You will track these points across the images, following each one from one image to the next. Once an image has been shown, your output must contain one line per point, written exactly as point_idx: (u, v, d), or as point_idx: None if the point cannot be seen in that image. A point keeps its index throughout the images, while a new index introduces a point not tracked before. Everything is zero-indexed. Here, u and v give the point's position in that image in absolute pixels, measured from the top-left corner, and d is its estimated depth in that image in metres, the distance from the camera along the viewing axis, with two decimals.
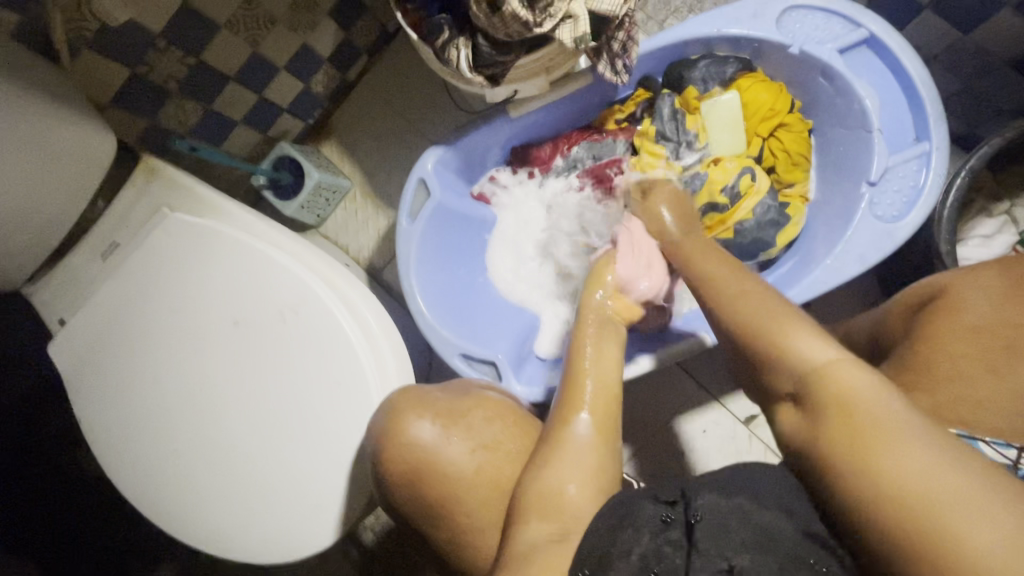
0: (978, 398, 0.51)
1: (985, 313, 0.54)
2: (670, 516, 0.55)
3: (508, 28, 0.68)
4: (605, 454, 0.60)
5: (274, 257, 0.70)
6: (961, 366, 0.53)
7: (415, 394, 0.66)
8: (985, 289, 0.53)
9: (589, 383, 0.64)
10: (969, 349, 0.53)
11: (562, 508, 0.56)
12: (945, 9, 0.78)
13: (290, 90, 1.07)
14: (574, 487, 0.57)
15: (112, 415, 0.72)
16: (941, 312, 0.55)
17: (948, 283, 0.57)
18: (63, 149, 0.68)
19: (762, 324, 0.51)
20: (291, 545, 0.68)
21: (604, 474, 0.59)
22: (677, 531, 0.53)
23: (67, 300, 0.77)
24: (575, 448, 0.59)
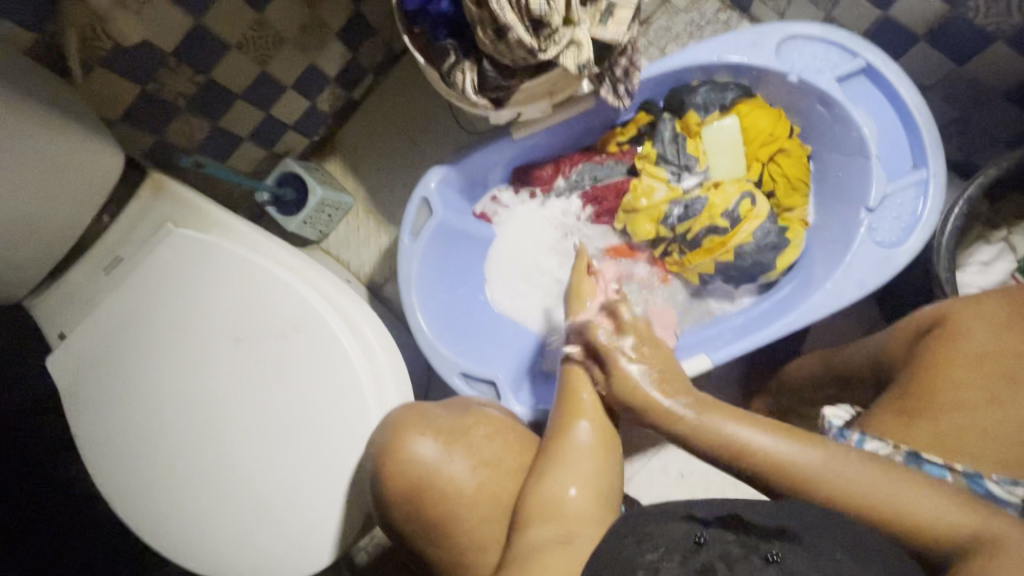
0: (978, 427, 0.52)
1: (987, 344, 0.54)
2: (704, 537, 0.50)
3: (513, 53, 0.69)
4: (604, 458, 0.63)
5: (277, 276, 0.70)
6: (962, 397, 0.53)
7: (415, 411, 0.65)
8: (986, 321, 0.55)
9: (582, 401, 0.66)
10: (971, 380, 0.53)
11: (564, 510, 0.59)
12: (941, 42, 0.80)
13: (297, 108, 1.09)
14: (577, 491, 0.60)
15: (108, 432, 0.72)
16: (943, 342, 0.56)
17: (950, 312, 0.57)
18: (71, 162, 0.69)
19: (869, 492, 0.50)
20: (285, 566, 0.67)
21: (604, 475, 0.62)
22: (703, 551, 0.48)
23: (68, 313, 0.76)
24: (575, 454, 0.62)
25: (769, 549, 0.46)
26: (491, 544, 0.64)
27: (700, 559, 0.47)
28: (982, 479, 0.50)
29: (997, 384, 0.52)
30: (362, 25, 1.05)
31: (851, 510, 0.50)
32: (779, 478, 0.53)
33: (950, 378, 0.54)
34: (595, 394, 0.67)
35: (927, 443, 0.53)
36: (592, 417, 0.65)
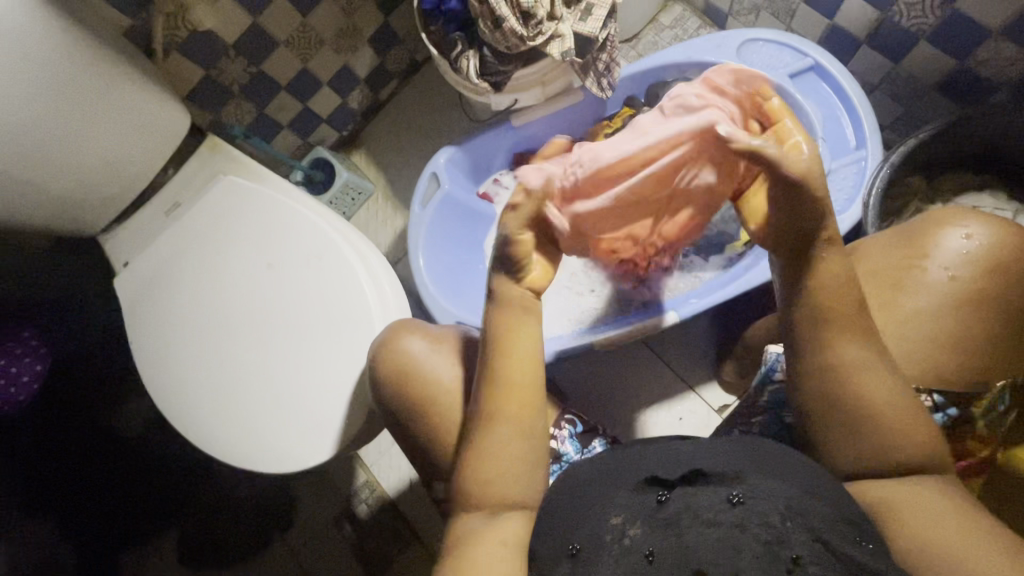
0: (870, 328, 0.63)
1: (881, 262, 0.66)
2: (666, 495, 0.55)
3: (507, 41, 0.85)
4: (523, 447, 0.61)
5: (306, 215, 0.85)
6: (859, 304, 0.65)
7: (394, 344, 0.74)
8: (884, 244, 0.68)
9: (508, 370, 0.60)
10: (868, 290, 0.66)
11: (489, 494, 0.60)
12: (878, 42, 0.93)
13: (330, 103, 1.27)
14: (502, 474, 0.60)
15: (156, 341, 0.85)
16: (850, 265, 0.69)
17: (858, 244, 0.71)
18: (148, 119, 0.86)
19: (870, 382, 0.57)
20: (294, 456, 0.79)
21: (526, 446, 0.61)
22: (666, 509, 0.54)
23: (133, 248, 0.92)
24: (494, 437, 0.60)
25: (730, 491, 0.54)
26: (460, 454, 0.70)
27: (664, 515, 0.53)
28: None
29: (889, 291, 0.65)
30: (390, 34, 1.24)
31: (862, 401, 0.57)
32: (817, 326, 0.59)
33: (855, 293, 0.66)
34: (524, 356, 0.61)
35: None
36: (510, 392, 0.60)
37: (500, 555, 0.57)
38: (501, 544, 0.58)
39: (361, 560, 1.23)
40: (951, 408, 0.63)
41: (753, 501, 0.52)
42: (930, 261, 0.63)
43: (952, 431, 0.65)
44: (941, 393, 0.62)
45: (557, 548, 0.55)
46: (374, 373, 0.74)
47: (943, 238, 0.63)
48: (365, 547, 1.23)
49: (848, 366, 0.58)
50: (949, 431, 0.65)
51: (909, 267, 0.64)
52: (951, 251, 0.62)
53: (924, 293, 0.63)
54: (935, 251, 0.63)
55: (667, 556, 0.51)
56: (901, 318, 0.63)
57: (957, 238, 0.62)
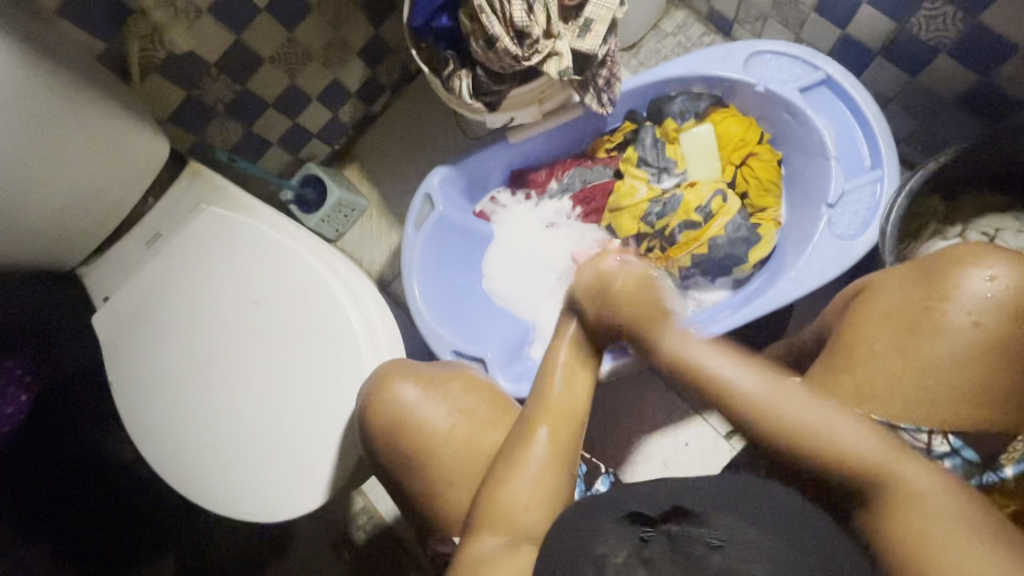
0: (890, 376, 0.60)
1: (899, 303, 0.62)
2: (648, 533, 0.51)
3: (501, 60, 0.80)
4: (560, 468, 0.62)
5: (291, 247, 0.81)
6: (875, 349, 0.61)
7: (398, 367, 0.70)
8: (900, 281, 0.63)
9: (552, 402, 0.64)
10: (885, 333, 0.61)
11: (516, 515, 0.59)
12: (894, 53, 0.88)
13: (320, 118, 1.22)
14: (528, 505, 0.60)
15: (137, 382, 0.81)
16: (864, 304, 0.64)
17: (873, 279, 0.66)
18: (124, 147, 0.82)
19: (804, 421, 0.57)
20: (281, 503, 0.75)
21: (554, 477, 0.62)
22: (649, 545, 0.50)
23: (113, 280, 0.88)
24: (530, 464, 0.62)
25: (709, 535, 0.49)
26: (453, 506, 0.66)
27: (646, 551, 0.49)
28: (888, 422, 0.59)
29: (906, 336, 0.60)
30: (381, 45, 1.19)
31: (778, 412, 0.58)
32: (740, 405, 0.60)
33: (868, 335, 0.62)
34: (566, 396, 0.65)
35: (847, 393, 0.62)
36: (548, 424, 0.64)
37: None
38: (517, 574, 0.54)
39: None
40: (968, 451, 0.59)
41: (735, 546, 0.48)
42: (950, 303, 0.58)
43: (974, 483, 0.59)
44: (956, 435, 0.58)
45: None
46: (363, 423, 0.69)
47: (964, 278, 0.58)
48: None
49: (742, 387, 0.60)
50: (970, 483, 0.59)
51: (928, 309, 0.59)
52: (974, 294, 0.57)
53: (947, 340, 0.58)
54: (956, 292, 0.58)
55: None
56: (922, 365, 0.59)
57: (979, 280, 0.57)
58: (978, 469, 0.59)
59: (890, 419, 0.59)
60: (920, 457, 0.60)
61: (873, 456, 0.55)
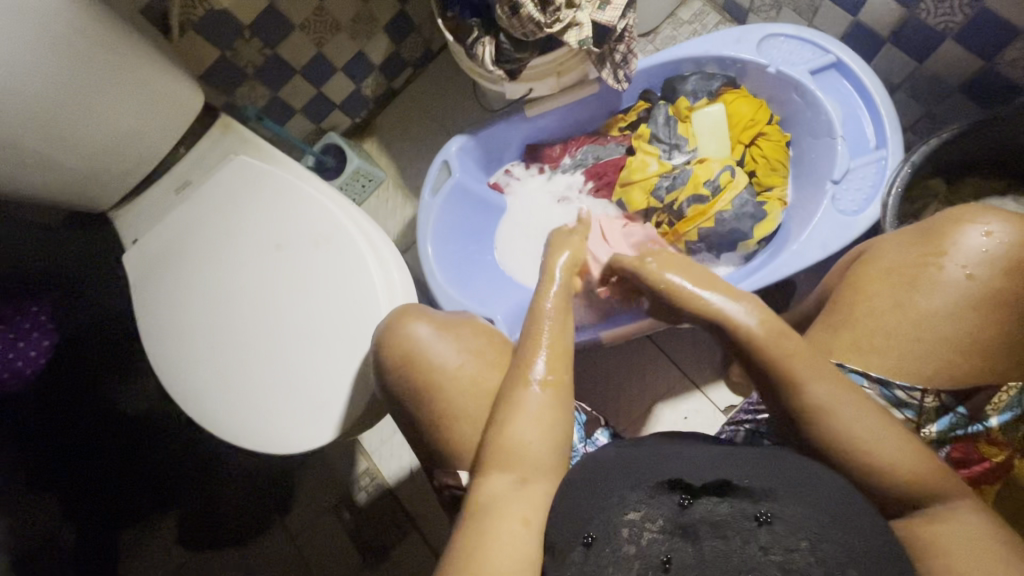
0: (884, 327, 0.63)
1: (897, 260, 0.65)
2: (687, 500, 0.53)
3: (524, 27, 0.84)
4: (560, 411, 0.62)
5: (315, 198, 0.85)
6: (874, 305, 0.64)
7: (414, 308, 0.74)
8: (900, 242, 0.66)
9: (546, 342, 0.65)
10: (882, 290, 0.64)
11: (524, 456, 0.59)
12: (903, 41, 0.91)
13: (344, 89, 1.26)
14: (533, 446, 0.60)
15: (163, 320, 0.85)
16: (862, 264, 0.68)
17: (872, 242, 0.70)
18: (162, 94, 0.86)
19: (867, 437, 0.55)
20: (294, 439, 0.78)
21: (558, 413, 0.61)
22: (690, 513, 0.52)
23: (143, 223, 0.92)
24: (531, 404, 0.61)
25: (757, 508, 0.51)
26: (460, 443, 0.69)
27: (686, 521, 0.52)
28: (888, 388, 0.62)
29: (904, 289, 0.63)
30: (406, 21, 1.23)
31: (854, 445, 0.56)
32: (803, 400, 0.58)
33: (869, 290, 0.65)
34: (557, 336, 0.65)
35: (844, 348, 0.65)
36: (550, 363, 0.63)
37: (522, 534, 0.54)
38: (523, 521, 0.55)
39: (359, 545, 1.22)
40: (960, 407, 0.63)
41: (783, 522, 0.50)
42: (947, 258, 0.62)
43: (961, 433, 0.63)
44: (949, 392, 0.62)
45: (570, 538, 0.54)
46: (380, 357, 0.72)
47: (961, 236, 0.61)
48: (363, 536, 1.23)
49: (823, 409, 0.57)
50: (957, 433, 0.63)
51: (924, 265, 0.63)
52: (970, 249, 0.61)
53: (941, 292, 0.61)
54: (953, 248, 0.61)
55: (686, 562, 0.50)
56: (916, 319, 0.62)
57: (975, 236, 0.61)
58: (965, 420, 0.63)
59: (889, 377, 0.62)
60: (914, 412, 0.63)
61: (930, 471, 0.55)
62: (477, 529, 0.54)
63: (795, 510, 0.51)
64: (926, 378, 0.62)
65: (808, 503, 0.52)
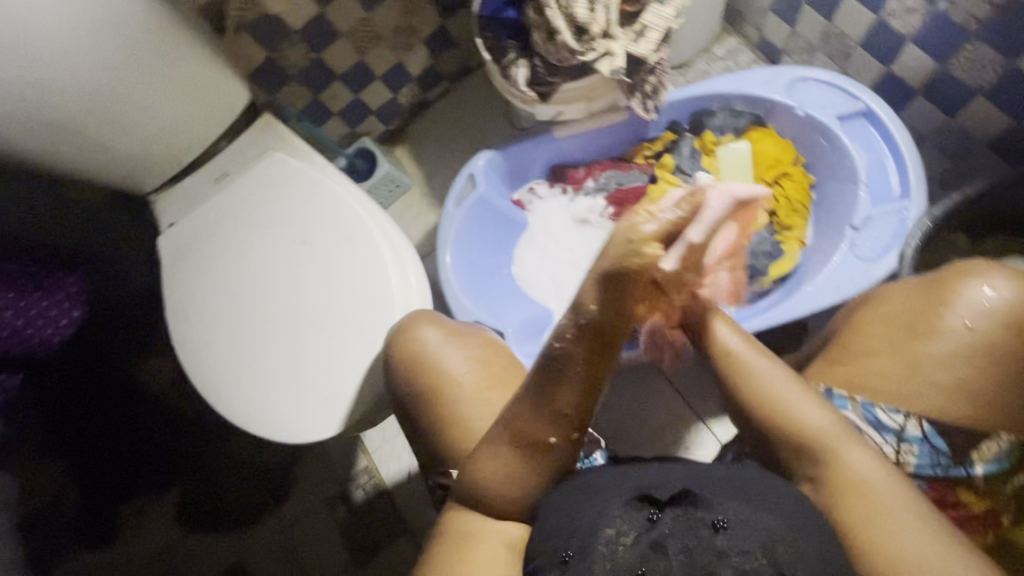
0: (880, 370, 0.64)
1: (902, 305, 0.65)
2: (657, 515, 0.53)
3: (559, 53, 0.88)
4: (542, 463, 0.60)
5: (346, 199, 0.88)
6: (872, 347, 0.65)
7: (411, 334, 0.73)
8: (908, 288, 0.66)
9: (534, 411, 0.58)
10: (884, 335, 0.65)
11: (498, 496, 0.62)
12: (933, 93, 0.92)
13: (381, 97, 1.30)
14: (516, 484, 0.61)
15: (190, 301, 0.88)
16: (869, 308, 0.68)
17: (881, 288, 0.70)
18: (209, 90, 0.90)
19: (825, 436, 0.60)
20: (301, 430, 0.81)
21: (546, 462, 0.60)
22: (658, 527, 0.52)
23: (180, 210, 0.97)
24: (509, 455, 0.60)
25: (715, 516, 0.52)
26: (460, 450, 0.70)
27: (655, 535, 0.52)
28: (872, 407, 0.63)
29: (905, 336, 0.64)
30: (446, 37, 1.28)
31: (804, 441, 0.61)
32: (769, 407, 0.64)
33: (868, 334, 0.66)
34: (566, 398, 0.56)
35: (838, 384, 0.66)
36: (527, 422, 0.58)
37: (496, 552, 0.60)
38: (503, 543, 0.61)
39: (351, 543, 1.24)
40: (936, 437, 0.61)
41: (738, 527, 0.51)
42: (949, 308, 0.62)
43: (941, 474, 0.61)
44: (931, 420, 0.61)
45: (549, 556, 0.55)
46: (389, 358, 0.74)
47: (965, 288, 0.62)
48: (355, 533, 1.24)
49: (733, 354, 0.68)
50: (936, 471, 0.61)
51: (930, 314, 0.63)
52: (973, 301, 0.61)
53: (941, 341, 0.61)
54: (955, 299, 0.62)
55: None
56: (921, 370, 0.62)
57: (978, 290, 0.61)
58: (946, 461, 0.61)
59: (872, 400, 0.63)
60: (892, 436, 0.62)
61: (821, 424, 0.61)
62: (463, 551, 0.60)
63: (754, 513, 0.52)
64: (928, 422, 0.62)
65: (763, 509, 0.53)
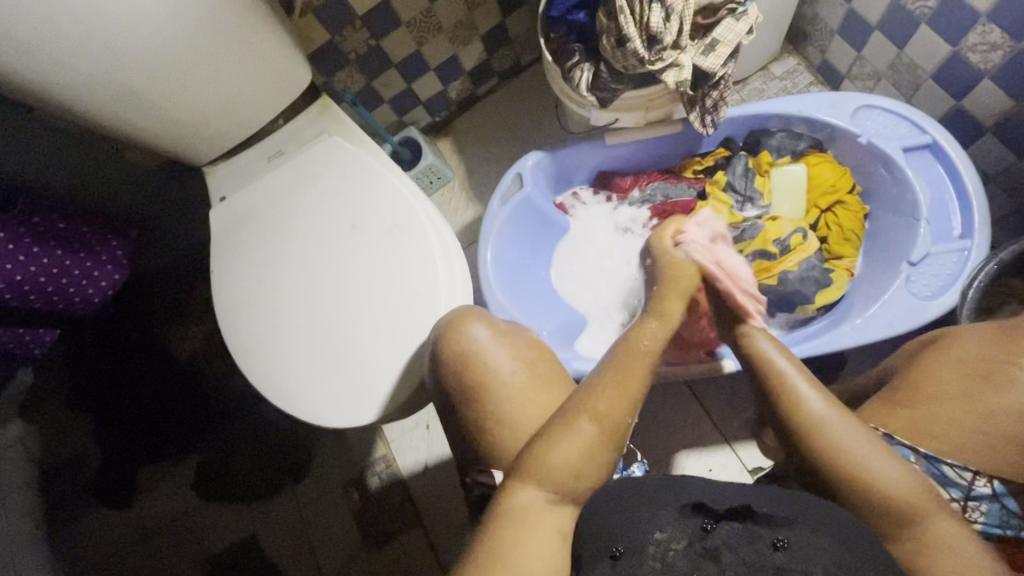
0: (944, 416, 0.64)
1: (975, 351, 0.66)
2: (712, 525, 0.54)
3: (627, 61, 0.86)
4: (603, 450, 0.62)
5: (398, 188, 0.89)
6: (939, 389, 0.66)
7: (473, 311, 0.76)
8: (982, 336, 0.67)
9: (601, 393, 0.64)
10: (952, 377, 0.66)
11: (559, 478, 0.60)
12: (1006, 133, 0.90)
13: (431, 88, 1.30)
14: (574, 473, 0.60)
15: (236, 276, 0.89)
16: (940, 349, 0.69)
17: (952, 331, 0.71)
18: (273, 68, 0.91)
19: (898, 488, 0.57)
20: (336, 414, 0.81)
21: (604, 451, 0.62)
22: (711, 537, 0.52)
23: (230, 184, 0.97)
24: (582, 431, 0.61)
25: (773, 534, 0.52)
26: (501, 449, 0.70)
27: (708, 543, 0.52)
28: (939, 463, 0.63)
29: (977, 382, 0.64)
30: (503, 34, 1.28)
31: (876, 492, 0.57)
32: (834, 449, 0.60)
33: (936, 375, 0.67)
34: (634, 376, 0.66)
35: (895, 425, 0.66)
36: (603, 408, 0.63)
37: (549, 543, 0.56)
38: (558, 534, 0.57)
39: (363, 531, 1.24)
40: (1009, 499, 0.62)
41: (796, 546, 0.51)
42: None
43: (1009, 535, 0.63)
44: (1002, 481, 0.62)
45: (600, 550, 0.54)
46: (436, 350, 0.74)
47: None
48: (368, 520, 1.24)
49: (790, 382, 0.66)
50: (1005, 532, 0.62)
51: (1003, 362, 0.63)
52: None
53: (1017, 392, 0.61)
54: None
55: None
56: (982, 414, 0.62)
57: None
58: (1019, 523, 0.62)
59: (939, 455, 0.63)
60: (959, 493, 0.63)
61: (906, 491, 0.57)
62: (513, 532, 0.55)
63: (817, 538, 0.51)
64: (980, 462, 0.62)
65: (823, 531, 0.52)
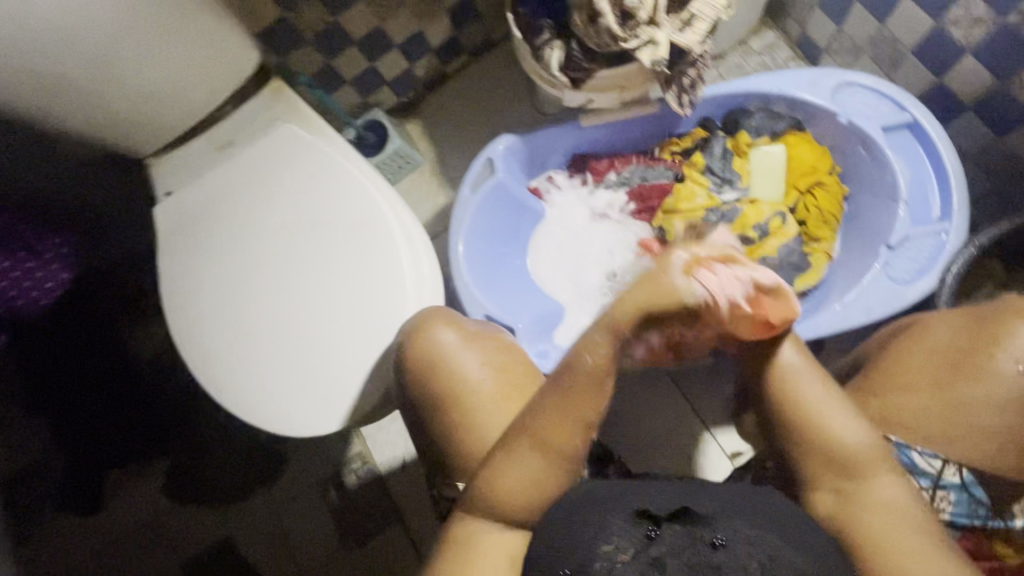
0: (913, 406, 0.64)
1: (946, 339, 0.65)
2: (656, 533, 0.50)
3: (600, 38, 0.82)
4: (560, 471, 0.60)
5: (362, 180, 0.83)
6: (912, 379, 0.65)
7: (445, 312, 0.72)
8: (950, 324, 0.66)
9: (554, 420, 0.60)
10: (925, 366, 0.65)
11: (506, 502, 0.59)
12: (986, 111, 0.88)
13: (396, 67, 1.23)
14: (525, 492, 0.59)
15: (188, 278, 0.83)
16: (914, 338, 0.67)
17: (919, 318, 0.70)
18: (218, 50, 0.83)
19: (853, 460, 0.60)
20: (302, 423, 0.77)
21: (565, 464, 0.60)
22: (656, 545, 0.48)
23: (177, 177, 0.90)
24: (528, 457, 0.60)
25: (711, 534, 0.49)
26: (472, 455, 0.67)
27: (653, 552, 0.48)
28: (909, 450, 0.63)
29: (950, 371, 0.64)
30: (471, 8, 1.20)
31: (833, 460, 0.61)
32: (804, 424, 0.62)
33: (912, 365, 0.66)
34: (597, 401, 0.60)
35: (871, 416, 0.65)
36: (558, 432, 0.59)
37: (500, 555, 0.57)
38: (508, 559, 0.57)
39: (341, 529, 1.21)
40: (976, 488, 0.62)
41: (737, 546, 0.48)
42: (1000, 349, 0.62)
43: (977, 525, 0.63)
44: (971, 469, 0.62)
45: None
46: (402, 355, 0.70)
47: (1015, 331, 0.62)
48: (346, 518, 1.22)
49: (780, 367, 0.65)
50: (974, 523, 0.63)
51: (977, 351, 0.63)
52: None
53: (991, 383, 0.61)
54: (1006, 341, 0.62)
55: None
56: (955, 404, 0.62)
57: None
58: (985, 514, 0.63)
59: (908, 442, 0.63)
60: (929, 483, 0.63)
61: (859, 458, 0.60)
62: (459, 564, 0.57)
63: (774, 540, 0.50)
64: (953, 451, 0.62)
65: (783, 536, 0.51)
